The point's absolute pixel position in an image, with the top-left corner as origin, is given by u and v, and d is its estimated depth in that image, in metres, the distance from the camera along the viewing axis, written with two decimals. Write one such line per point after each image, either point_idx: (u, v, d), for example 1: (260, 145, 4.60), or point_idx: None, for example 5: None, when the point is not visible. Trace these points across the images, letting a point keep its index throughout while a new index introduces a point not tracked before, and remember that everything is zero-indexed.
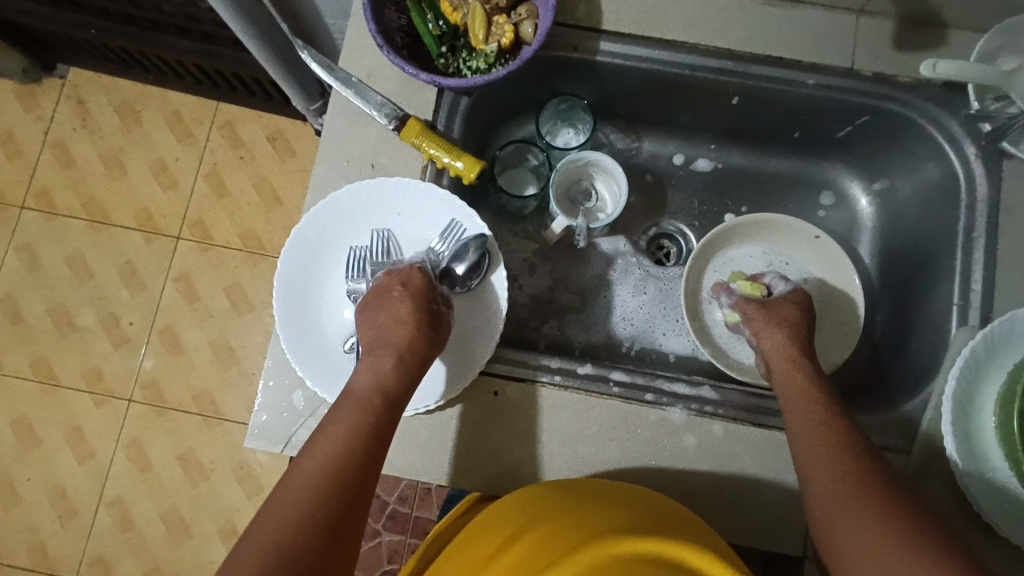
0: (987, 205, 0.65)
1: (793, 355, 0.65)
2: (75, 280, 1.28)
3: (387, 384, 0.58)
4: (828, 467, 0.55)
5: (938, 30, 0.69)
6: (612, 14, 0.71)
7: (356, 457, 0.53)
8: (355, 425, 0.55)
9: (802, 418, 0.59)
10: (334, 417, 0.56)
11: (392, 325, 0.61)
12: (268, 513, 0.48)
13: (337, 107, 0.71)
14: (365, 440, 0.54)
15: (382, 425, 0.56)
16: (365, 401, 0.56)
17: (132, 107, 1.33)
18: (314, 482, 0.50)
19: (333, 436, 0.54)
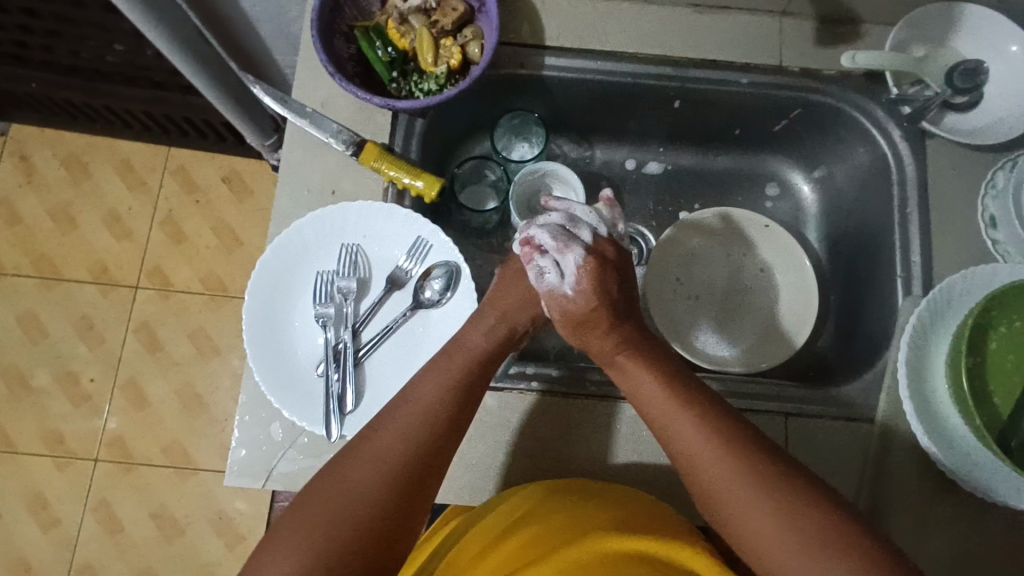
0: (916, 182, 0.70)
1: (620, 327, 0.64)
2: (28, 341, 1.24)
3: (479, 350, 0.61)
4: (699, 442, 0.54)
5: (854, 26, 0.74)
6: (553, 31, 0.75)
7: (438, 430, 0.55)
8: (443, 392, 0.56)
9: (659, 395, 0.58)
10: (424, 375, 0.58)
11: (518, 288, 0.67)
12: (354, 470, 0.51)
13: (294, 138, 0.72)
14: (449, 412, 0.56)
15: (469, 393, 0.58)
16: (460, 367, 0.59)
17: (79, 159, 1.31)
18: (400, 448, 0.53)
19: (421, 403, 0.56)
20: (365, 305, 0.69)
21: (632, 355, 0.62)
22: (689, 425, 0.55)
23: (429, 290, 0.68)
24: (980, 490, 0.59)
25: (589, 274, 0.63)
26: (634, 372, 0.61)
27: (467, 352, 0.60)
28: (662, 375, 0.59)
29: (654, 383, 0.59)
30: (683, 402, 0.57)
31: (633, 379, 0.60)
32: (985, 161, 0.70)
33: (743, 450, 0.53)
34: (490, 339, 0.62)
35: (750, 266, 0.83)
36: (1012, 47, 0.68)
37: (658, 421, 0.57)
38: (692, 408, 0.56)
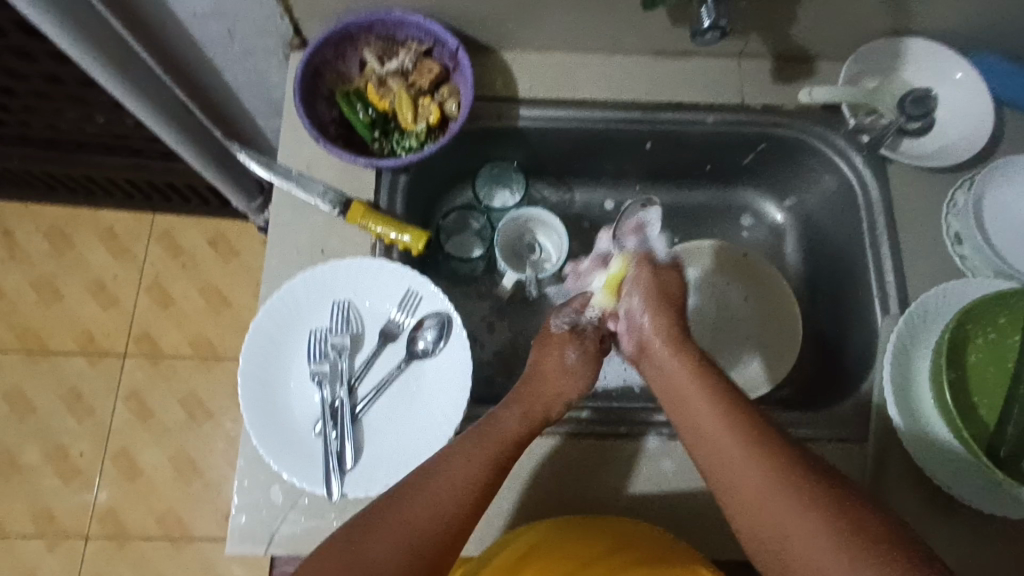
0: (882, 205, 0.73)
1: (677, 327, 0.65)
2: (14, 417, 1.22)
3: (515, 434, 0.59)
4: (720, 427, 0.56)
5: (808, 63, 0.78)
6: (526, 84, 0.78)
7: (458, 514, 0.53)
8: (468, 472, 0.55)
9: (705, 403, 0.58)
10: (465, 444, 0.57)
11: (554, 372, 0.66)
12: (370, 539, 0.51)
13: (281, 201, 0.74)
14: (474, 496, 0.54)
15: (496, 478, 0.56)
16: (492, 450, 0.57)
17: (62, 231, 1.32)
18: (417, 525, 0.52)
19: (446, 484, 0.54)
20: (360, 359, 0.70)
21: (680, 358, 0.62)
22: (732, 435, 0.55)
23: (422, 341, 0.69)
24: (974, 502, 0.60)
25: (644, 285, 0.68)
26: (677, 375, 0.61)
27: (501, 434, 0.59)
28: (709, 382, 0.59)
29: (699, 390, 0.59)
30: (729, 411, 0.56)
31: (679, 382, 0.61)
32: (945, 181, 0.73)
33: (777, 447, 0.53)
34: (522, 424, 0.60)
35: (734, 295, 0.85)
36: (958, 74, 0.72)
37: (697, 429, 0.57)
38: (738, 419, 0.56)
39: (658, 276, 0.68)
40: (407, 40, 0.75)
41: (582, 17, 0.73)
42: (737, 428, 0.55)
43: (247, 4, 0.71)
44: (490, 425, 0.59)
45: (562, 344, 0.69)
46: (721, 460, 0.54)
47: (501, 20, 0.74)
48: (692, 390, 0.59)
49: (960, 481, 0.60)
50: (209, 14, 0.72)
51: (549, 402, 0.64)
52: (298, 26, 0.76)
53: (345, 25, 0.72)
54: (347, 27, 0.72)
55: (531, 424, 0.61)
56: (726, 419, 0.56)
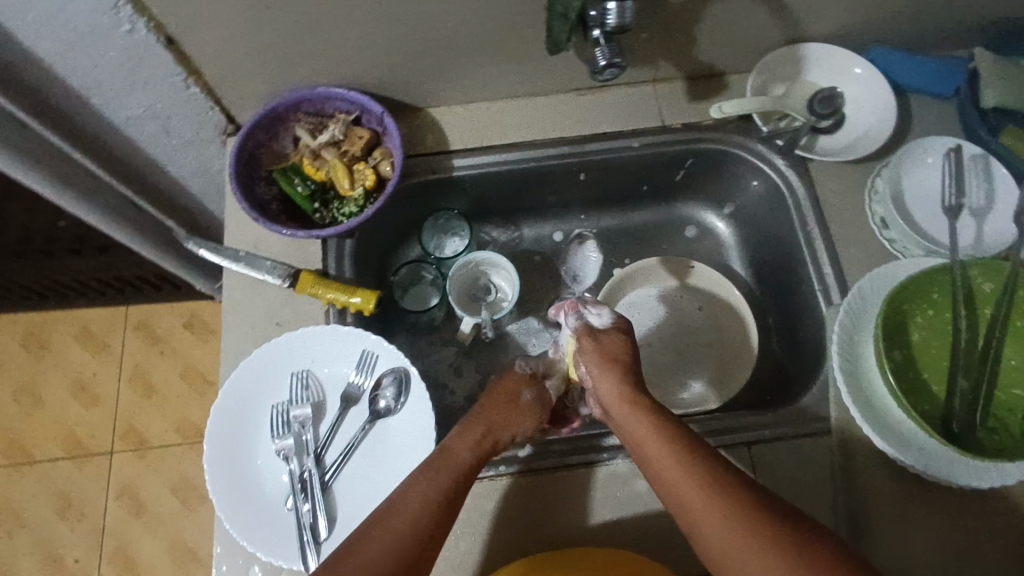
0: (809, 202, 0.75)
1: (633, 391, 0.64)
2: (5, 533, 1.20)
3: (466, 462, 0.60)
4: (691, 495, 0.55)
5: (719, 78, 0.82)
6: (456, 136, 0.82)
7: (419, 542, 0.53)
8: (427, 500, 0.55)
9: (683, 475, 0.56)
10: (426, 471, 0.58)
11: (504, 403, 0.66)
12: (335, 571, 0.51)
13: (232, 283, 0.75)
14: (433, 522, 0.55)
15: (454, 503, 0.57)
16: (446, 480, 0.57)
17: (37, 337, 1.32)
18: (380, 556, 0.52)
19: (407, 512, 0.54)
20: (325, 427, 0.70)
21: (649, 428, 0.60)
22: (712, 509, 0.53)
23: (383, 399, 0.70)
24: (941, 478, 0.61)
25: (588, 357, 0.68)
26: (649, 445, 0.59)
27: (455, 463, 0.59)
28: (672, 448, 0.58)
29: (673, 461, 0.57)
30: (699, 474, 0.55)
31: (645, 442, 0.60)
32: (865, 170, 0.77)
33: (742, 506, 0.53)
34: (469, 447, 0.61)
35: (689, 306, 0.88)
36: (857, 69, 0.77)
37: (676, 503, 0.55)
38: (714, 487, 0.54)
39: (598, 348, 0.68)
40: (335, 112, 0.78)
41: (498, 67, 0.77)
42: (716, 500, 0.53)
43: (177, 101, 0.74)
44: (444, 455, 0.60)
45: (518, 384, 0.69)
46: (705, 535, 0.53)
47: (421, 80, 0.77)
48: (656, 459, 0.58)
49: (922, 461, 0.61)
50: (141, 116, 0.74)
51: (496, 431, 0.64)
52: (230, 113, 0.79)
53: (272, 107, 0.75)
54: (275, 109, 0.75)
55: (481, 449, 0.62)
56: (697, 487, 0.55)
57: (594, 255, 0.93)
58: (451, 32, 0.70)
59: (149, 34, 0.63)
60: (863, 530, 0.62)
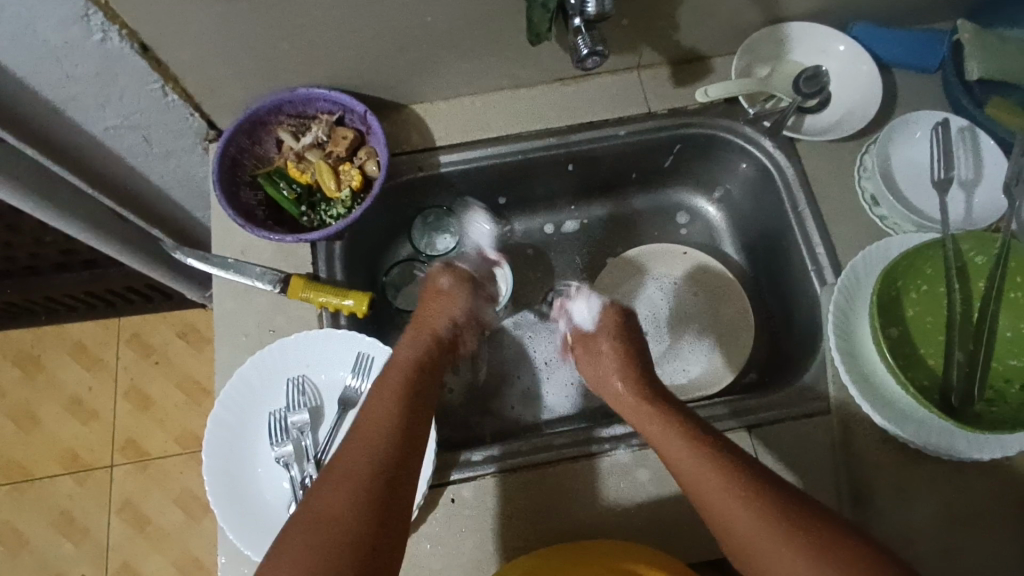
0: (798, 182, 0.75)
1: (643, 386, 0.69)
2: (9, 554, 1.19)
3: (414, 357, 0.67)
4: (697, 470, 0.56)
5: (703, 62, 0.82)
6: (441, 132, 0.81)
7: (393, 444, 0.57)
8: (391, 409, 0.60)
9: (682, 453, 0.58)
10: (385, 380, 0.63)
11: (431, 300, 0.78)
12: (324, 489, 0.53)
13: (221, 291, 0.74)
14: (399, 425, 0.58)
15: (417, 413, 0.61)
16: (402, 383, 0.63)
17: (30, 354, 1.31)
18: (363, 459, 0.55)
19: (377, 421, 0.58)
20: (324, 432, 0.70)
21: (654, 410, 0.65)
22: (715, 484, 0.55)
23: None
24: (940, 451, 0.61)
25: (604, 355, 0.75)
26: (655, 432, 0.62)
27: (405, 367, 0.65)
28: (686, 430, 0.60)
29: (683, 446, 0.59)
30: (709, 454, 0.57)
31: (653, 433, 0.62)
32: (853, 148, 0.76)
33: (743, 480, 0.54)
34: (420, 355, 0.68)
35: (684, 292, 0.88)
36: (840, 47, 0.77)
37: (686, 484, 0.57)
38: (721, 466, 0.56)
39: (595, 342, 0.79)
40: (317, 113, 0.77)
41: (480, 61, 0.76)
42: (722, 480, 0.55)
43: (155, 110, 0.73)
44: (397, 362, 0.66)
45: (435, 277, 0.81)
46: (713, 509, 0.54)
47: (403, 77, 0.76)
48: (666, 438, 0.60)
49: (922, 434, 0.62)
50: (120, 126, 0.73)
51: (433, 326, 0.74)
52: (211, 120, 0.78)
53: (254, 110, 0.74)
54: (256, 113, 0.74)
55: (432, 358, 0.69)
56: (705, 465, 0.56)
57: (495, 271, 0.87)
58: (430, 27, 0.69)
59: (123, 43, 0.62)
60: (867, 508, 0.63)
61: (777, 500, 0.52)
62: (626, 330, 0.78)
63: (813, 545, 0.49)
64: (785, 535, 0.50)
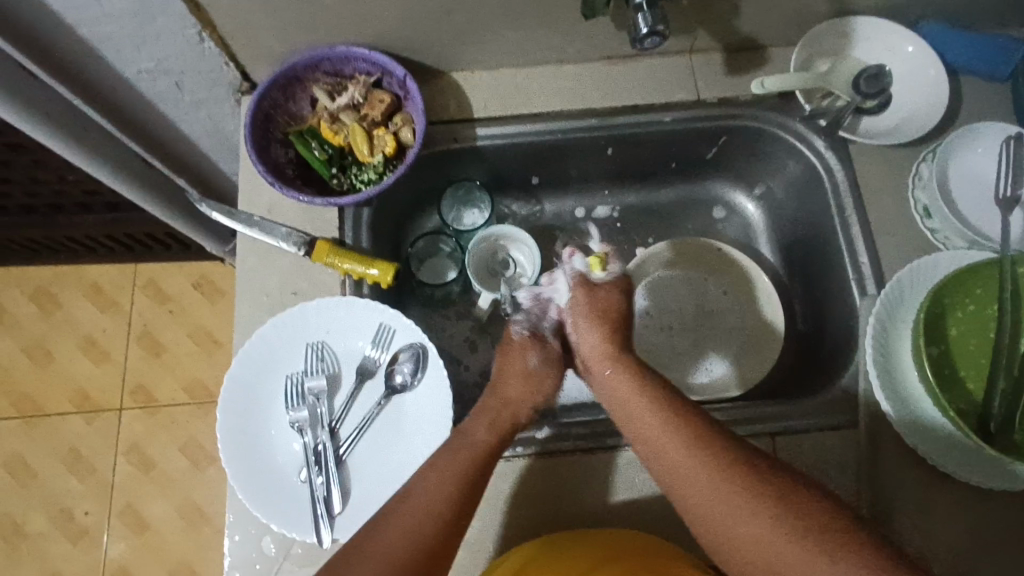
0: (848, 186, 0.72)
1: (610, 345, 0.64)
2: (17, 485, 1.21)
3: (484, 442, 0.58)
4: (678, 451, 0.54)
5: (760, 51, 0.78)
6: (480, 103, 0.78)
7: (437, 540, 0.53)
8: (442, 495, 0.54)
9: (651, 415, 0.57)
10: (442, 456, 0.57)
11: (516, 377, 0.65)
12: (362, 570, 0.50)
13: (245, 248, 0.73)
14: (448, 518, 0.53)
15: (469, 504, 0.55)
16: (465, 467, 0.56)
17: (47, 291, 1.31)
18: (399, 546, 0.51)
19: (422, 505, 0.53)
20: (339, 400, 0.69)
21: (621, 373, 0.61)
22: (681, 448, 0.54)
23: (399, 374, 0.69)
24: (967, 476, 0.60)
25: (580, 310, 0.67)
26: (630, 399, 0.59)
27: (473, 449, 0.57)
28: (661, 402, 0.57)
29: (655, 418, 0.56)
30: (692, 432, 0.54)
31: (625, 398, 0.60)
32: (909, 155, 0.73)
33: (736, 469, 0.51)
34: (492, 435, 0.60)
35: (713, 290, 0.85)
36: (907, 47, 0.73)
37: (662, 465, 0.54)
38: (705, 450, 0.53)
39: (599, 313, 0.67)
40: (355, 74, 0.74)
41: (528, 31, 0.73)
42: (710, 467, 0.52)
43: (191, 55, 0.70)
44: (466, 443, 0.58)
45: (523, 351, 0.67)
46: (693, 494, 0.52)
47: (446, 42, 0.73)
48: (642, 410, 0.58)
49: (950, 457, 0.61)
50: (153, 70, 0.71)
51: (513, 407, 0.63)
52: (245, 71, 0.76)
53: (291, 66, 0.71)
54: (293, 69, 0.72)
55: (500, 429, 0.60)
56: (688, 447, 0.53)
57: (522, 255, 0.84)
58: None
59: None
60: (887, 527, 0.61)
61: (773, 490, 0.50)
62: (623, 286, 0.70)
63: (778, 509, 0.49)
64: (737, 493, 0.50)
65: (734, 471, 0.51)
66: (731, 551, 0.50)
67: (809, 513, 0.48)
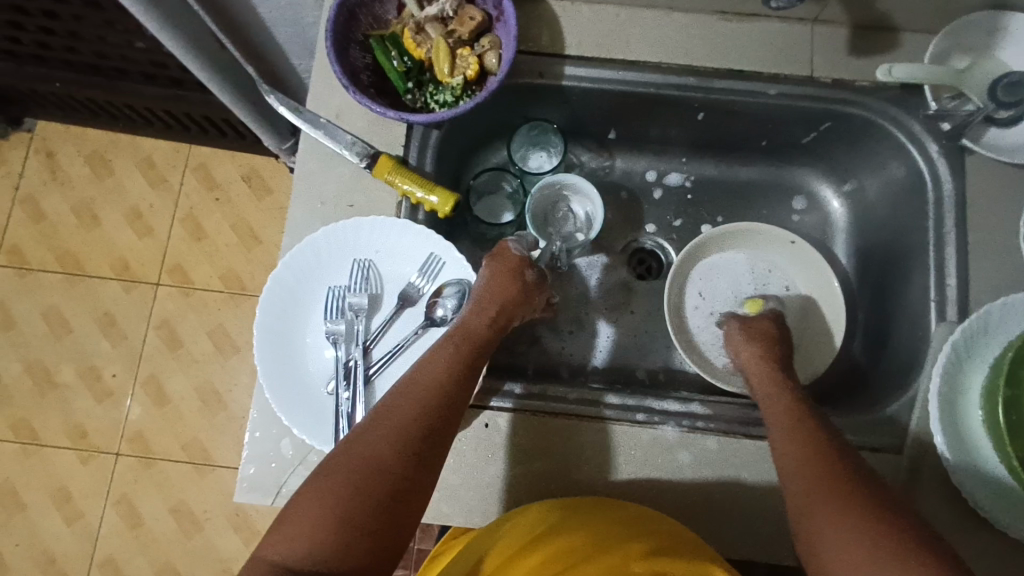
0: (953, 201, 0.66)
1: (772, 362, 0.67)
2: (53, 336, 1.25)
3: (478, 336, 0.61)
4: (798, 445, 0.57)
5: (891, 35, 0.70)
6: (574, 39, 0.72)
7: (432, 421, 0.54)
8: (440, 376, 0.57)
9: (785, 425, 0.59)
10: (440, 344, 0.60)
11: (504, 276, 0.66)
12: (367, 436, 0.51)
13: (307, 149, 0.71)
14: (448, 395, 0.56)
15: (465, 387, 0.57)
16: (461, 355, 0.59)
17: (102, 155, 1.32)
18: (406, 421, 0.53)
19: (424, 381, 0.56)
20: (377, 322, 0.68)
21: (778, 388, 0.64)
22: (805, 452, 0.56)
23: (441, 307, 0.67)
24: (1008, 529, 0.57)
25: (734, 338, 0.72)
26: (772, 410, 0.62)
27: (468, 341, 0.61)
28: (796, 411, 0.60)
29: (790, 421, 0.59)
30: (812, 434, 0.57)
31: (771, 407, 0.62)
32: None
33: (845, 469, 0.54)
34: (487, 326, 0.63)
35: (775, 285, 0.80)
36: None
37: (780, 458, 0.57)
38: (825, 450, 0.56)
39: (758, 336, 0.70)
40: None
41: None
42: (818, 460, 0.55)
43: None
44: (465, 333, 0.61)
45: (518, 262, 0.68)
46: (797, 478, 0.54)
47: None
48: (785, 408, 0.61)
49: (996, 505, 0.57)
50: None
51: (507, 308, 0.65)
52: None
53: None
54: None
55: (492, 327, 0.63)
56: (804, 440, 0.57)
57: (582, 212, 0.81)
58: None
59: None
60: None
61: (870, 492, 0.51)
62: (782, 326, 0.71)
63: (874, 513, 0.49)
64: (836, 484, 0.52)
65: (846, 484, 0.52)
66: (813, 540, 0.51)
67: (881, 513, 0.49)
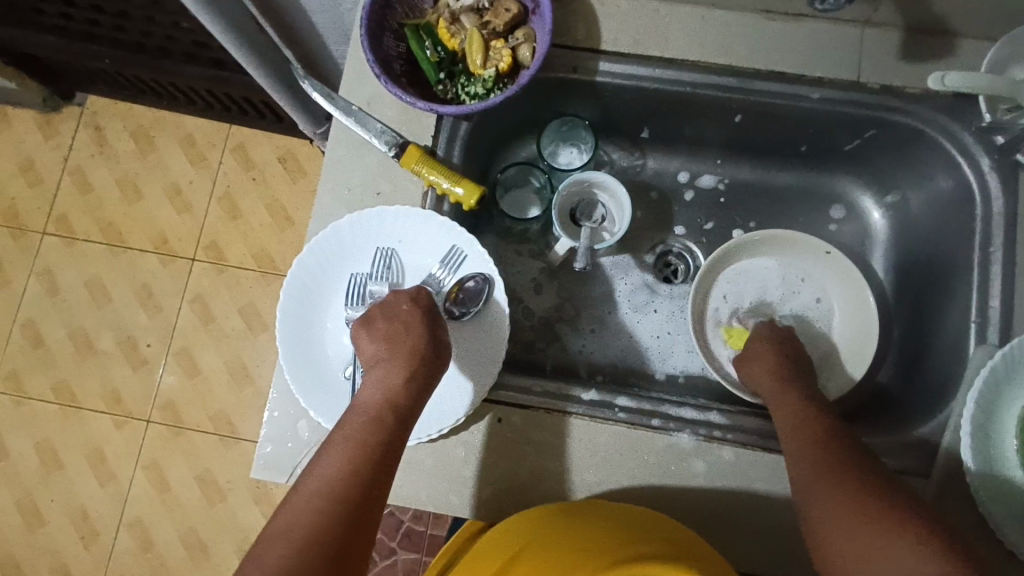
0: (1003, 218, 0.63)
1: (780, 377, 0.65)
2: (94, 304, 1.30)
3: (379, 405, 0.57)
4: (815, 457, 0.56)
5: (946, 40, 0.67)
6: (611, 34, 0.71)
7: (346, 509, 0.50)
8: (347, 460, 0.53)
9: (799, 443, 0.58)
10: (344, 425, 0.56)
11: (406, 337, 0.61)
12: (272, 547, 0.48)
13: (337, 136, 0.71)
14: (360, 477, 0.52)
15: (380, 466, 0.54)
16: (368, 431, 0.55)
17: (146, 132, 1.35)
18: (313, 518, 0.49)
19: (331, 468, 0.52)
20: None
21: (783, 405, 0.62)
22: (823, 465, 0.55)
23: (460, 301, 0.67)
24: None
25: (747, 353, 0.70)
26: (785, 428, 0.60)
27: (369, 414, 0.57)
28: (810, 424, 0.59)
29: (803, 435, 0.58)
30: (830, 449, 0.56)
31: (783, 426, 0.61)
32: None
33: (869, 479, 0.53)
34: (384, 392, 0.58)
35: (805, 297, 0.78)
36: None
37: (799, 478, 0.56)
38: (848, 464, 0.55)
39: (759, 359, 0.68)
40: None
41: None
42: (840, 476, 0.54)
43: None
44: (366, 411, 0.57)
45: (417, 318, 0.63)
46: (820, 494, 0.54)
47: None
48: (796, 420, 0.60)
49: None
50: None
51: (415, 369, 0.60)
52: None
53: None
54: None
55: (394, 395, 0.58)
56: (821, 451, 0.56)
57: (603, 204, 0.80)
58: None
59: None
60: None
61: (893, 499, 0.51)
62: (788, 339, 0.70)
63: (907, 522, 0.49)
64: (863, 500, 0.52)
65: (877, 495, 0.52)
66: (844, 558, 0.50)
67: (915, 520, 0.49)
